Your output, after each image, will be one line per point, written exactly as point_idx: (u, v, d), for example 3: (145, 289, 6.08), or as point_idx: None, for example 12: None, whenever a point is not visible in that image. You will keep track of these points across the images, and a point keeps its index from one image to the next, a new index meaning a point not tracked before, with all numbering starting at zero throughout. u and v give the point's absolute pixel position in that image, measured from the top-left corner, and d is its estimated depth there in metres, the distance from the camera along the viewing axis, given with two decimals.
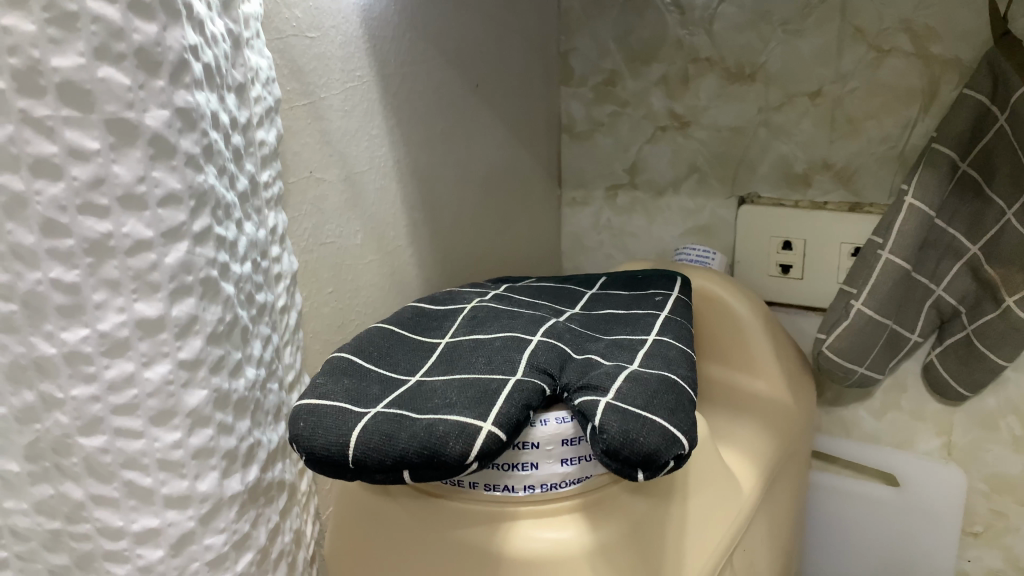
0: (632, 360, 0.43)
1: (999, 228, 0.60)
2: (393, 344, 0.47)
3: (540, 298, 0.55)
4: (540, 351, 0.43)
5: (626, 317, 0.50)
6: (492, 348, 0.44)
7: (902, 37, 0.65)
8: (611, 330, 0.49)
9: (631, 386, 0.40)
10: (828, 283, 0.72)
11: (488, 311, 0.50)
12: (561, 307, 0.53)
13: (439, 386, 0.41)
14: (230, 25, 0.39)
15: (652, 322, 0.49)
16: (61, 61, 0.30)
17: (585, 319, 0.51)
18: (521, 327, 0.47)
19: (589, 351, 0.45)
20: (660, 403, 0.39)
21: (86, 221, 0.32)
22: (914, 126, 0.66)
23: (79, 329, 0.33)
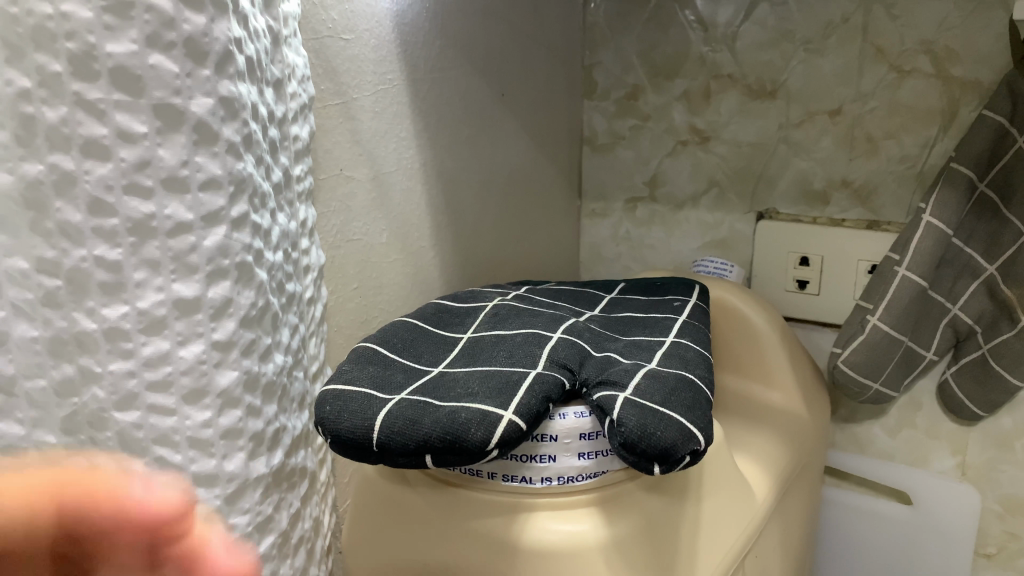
0: (653, 358, 0.44)
1: (1015, 248, 0.60)
2: (416, 337, 0.48)
3: (560, 300, 0.56)
4: (561, 347, 0.44)
5: (643, 320, 0.51)
6: (513, 342, 0.45)
7: (922, 58, 0.66)
8: (629, 330, 0.50)
9: (650, 384, 0.41)
10: (844, 299, 0.73)
11: (508, 309, 0.51)
12: (579, 309, 0.54)
13: (463, 376, 0.42)
14: (271, 21, 0.41)
15: (669, 324, 0.50)
16: (115, 47, 0.31)
17: (603, 319, 0.52)
18: (542, 324, 0.48)
19: (608, 348, 0.46)
20: (677, 401, 0.40)
21: (130, 202, 0.33)
22: (933, 146, 0.67)
23: (119, 306, 0.34)
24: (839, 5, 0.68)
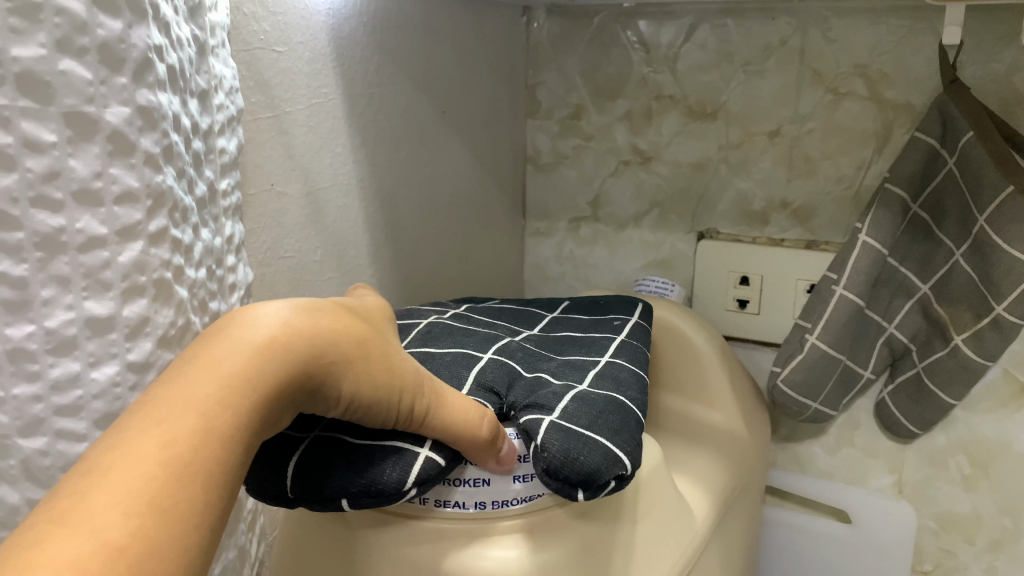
0: (587, 381, 0.44)
1: (947, 267, 0.61)
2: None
3: (497, 318, 0.55)
4: (492, 371, 0.43)
5: (580, 339, 0.51)
6: (444, 361, 0.44)
7: (856, 81, 0.67)
8: (565, 350, 0.49)
9: (581, 407, 0.40)
10: (783, 318, 0.73)
11: (442, 327, 0.50)
12: (515, 327, 0.54)
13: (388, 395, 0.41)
14: (196, 30, 0.39)
15: (606, 345, 0.49)
16: (21, 51, 0.29)
17: (538, 339, 0.51)
18: (476, 344, 0.47)
19: (542, 369, 0.45)
20: (606, 425, 0.39)
21: (38, 215, 0.31)
22: (868, 167, 0.68)
23: (25, 325, 0.31)
24: (776, 30, 0.70)
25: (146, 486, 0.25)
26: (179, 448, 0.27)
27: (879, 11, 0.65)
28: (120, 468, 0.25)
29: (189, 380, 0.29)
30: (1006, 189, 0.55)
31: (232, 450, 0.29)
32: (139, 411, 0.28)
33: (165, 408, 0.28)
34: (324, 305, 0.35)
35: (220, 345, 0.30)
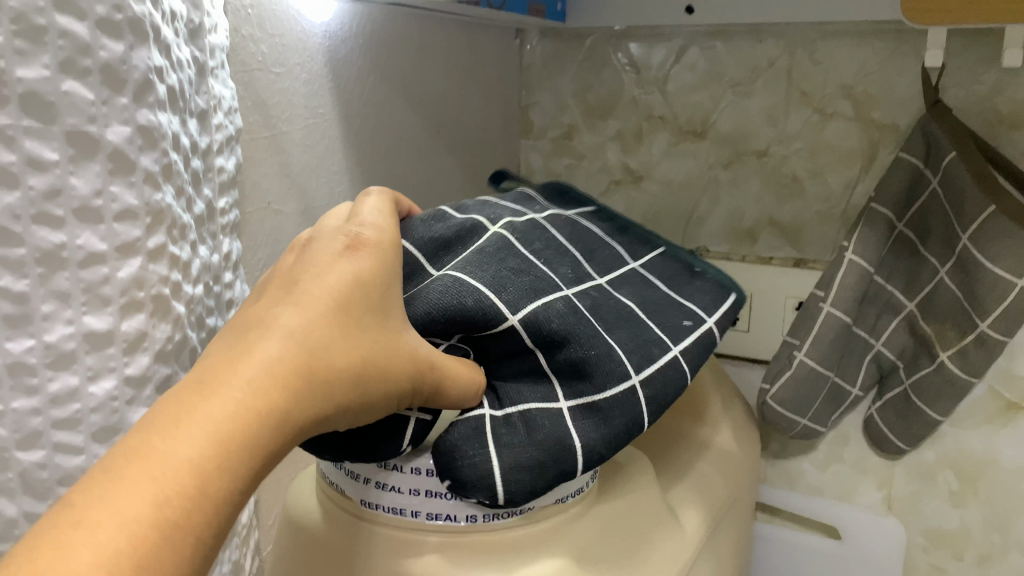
0: (639, 346, 0.40)
1: (933, 285, 0.63)
2: (414, 224, 0.41)
3: (559, 195, 0.51)
4: (556, 299, 0.39)
5: (642, 264, 0.47)
6: (506, 256, 0.40)
7: (843, 102, 0.68)
8: (625, 273, 0.45)
9: (581, 383, 0.38)
10: (772, 335, 0.74)
11: (506, 202, 0.46)
12: (576, 210, 0.49)
13: (433, 300, 0.36)
14: (196, 51, 0.40)
15: (668, 284, 0.46)
16: (26, 72, 0.30)
17: (600, 239, 0.47)
18: (540, 241, 0.43)
19: (602, 306, 0.41)
20: (585, 422, 0.38)
21: (39, 231, 0.32)
22: (855, 186, 0.69)
23: (25, 339, 0.32)
24: (765, 51, 0.71)
25: (142, 550, 0.21)
26: (180, 501, 0.23)
27: (864, 34, 0.66)
28: (106, 533, 0.21)
29: (189, 414, 0.25)
30: (988, 208, 0.57)
31: (234, 494, 0.25)
32: (127, 443, 0.24)
33: (162, 450, 0.24)
34: (336, 299, 0.30)
35: (223, 373, 0.26)
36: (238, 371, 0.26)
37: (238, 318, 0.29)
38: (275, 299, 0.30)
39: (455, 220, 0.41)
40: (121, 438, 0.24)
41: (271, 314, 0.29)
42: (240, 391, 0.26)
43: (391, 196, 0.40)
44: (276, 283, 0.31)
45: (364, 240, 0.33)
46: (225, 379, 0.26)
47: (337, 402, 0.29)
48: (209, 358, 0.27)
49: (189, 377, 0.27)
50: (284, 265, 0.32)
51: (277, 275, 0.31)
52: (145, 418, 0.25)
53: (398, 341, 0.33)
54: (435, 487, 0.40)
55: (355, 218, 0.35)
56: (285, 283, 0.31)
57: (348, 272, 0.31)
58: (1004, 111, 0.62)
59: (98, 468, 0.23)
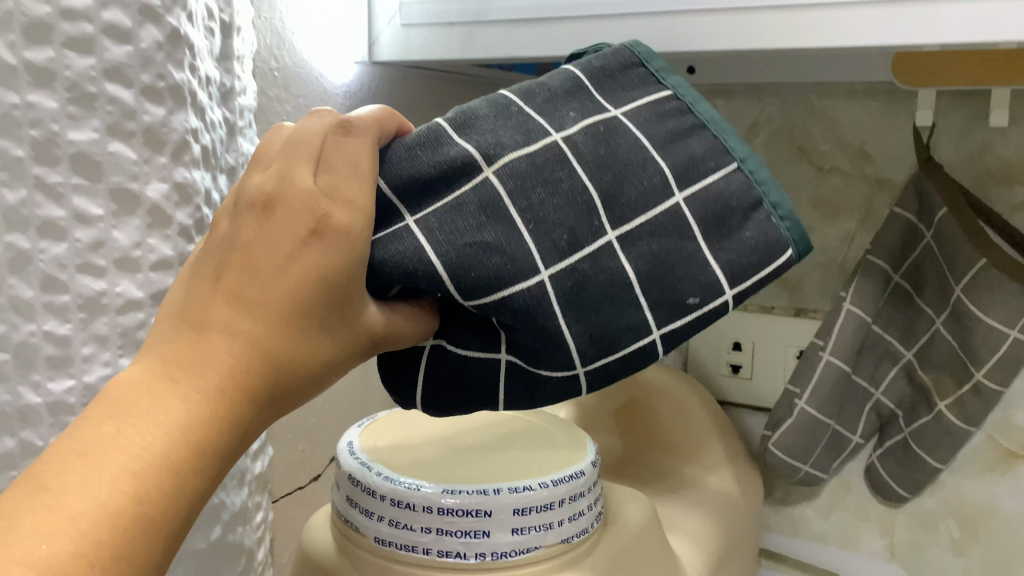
0: (606, 331, 0.35)
1: (929, 334, 0.64)
2: (404, 150, 0.34)
3: (628, 68, 0.39)
4: (519, 291, 0.33)
5: (690, 196, 0.37)
6: (484, 226, 0.33)
7: (839, 157, 0.71)
8: (656, 216, 0.36)
9: (528, 352, 0.35)
10: (773, 383, 0.76)
11: (530, 101, 0.36)
12: (643, 97, 0.38)
13: (387, 264, 0.32)
14: (227, 113, 0.43)
15: (705, 235, 0.36)
16: (76, 135, 0.33)
17: (643, 153, 0.36)
18: (542, 185, 0.34)
19: (589, 285, 0.35)
20: (522, 377, 0.36)
21: (82, 280, 0.35)
22: (852, 239, 0.72)
23: (65, 380, 0.35)
24: (763, 109, 0.75)
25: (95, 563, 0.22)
26: (134, 510, 0.23)
27: (857, 94, 0.70)
28: (63, 531, 0.22)
29: (132, 428, 0.25)
30: (980, 260, 0.59)
31: (196, 478, 0.26)
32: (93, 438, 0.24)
33: (111, 463, 0.24)
34: (291, 302, 0.28)
35: (165, 389, 0.26)
36: (183, 388, 0.26)
37: (190, 301, 0.28)
38: (226, 296, 0.28)
39: (447, 155, 0.33)
40: (65, 435, 0.25)
41: (221, 317, 0.27)
42: (180, 410, 0.26)
43: (388, 116, 0.34)
44: (233, 257, 0.29)
45: (335, 212, 0.29)
46: (165, 396, 0.26)
47: (283, 399, 0.29)
48: (156, 355, 0.27)
49: (136, 373, 0.26)
50: (245, 226, 0.29)
51: (235, 245, 0.29)
52: (88, 419, 0.25)
53: (355, 325, 0.31)
54: (446, 525, 0.41)
55: (329, 156, 0.30)
56: (242, 265, 0.28)
57: (309, 267, 0.28)
58: (995, 167, 0.65)
59: (46, 466, 0.24)
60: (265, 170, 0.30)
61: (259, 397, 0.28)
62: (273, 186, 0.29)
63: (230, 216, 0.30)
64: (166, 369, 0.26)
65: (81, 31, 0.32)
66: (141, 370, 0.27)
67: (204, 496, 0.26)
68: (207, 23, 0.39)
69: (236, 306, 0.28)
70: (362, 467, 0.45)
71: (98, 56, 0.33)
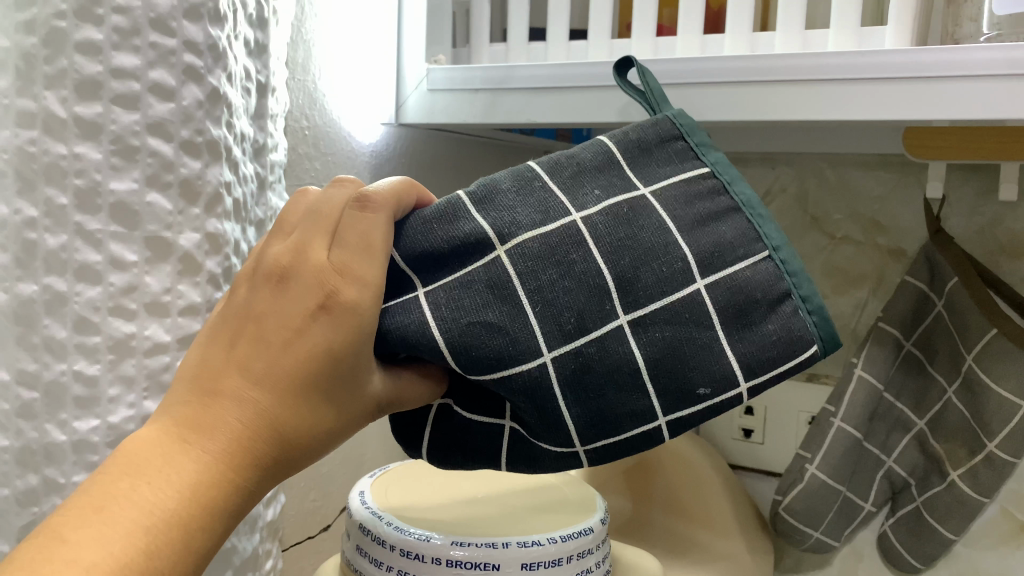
0: (607, 414, 0.34)
1: (941, 405, 0.65)
2: (421, 225, 0.34)
3: (666, 142, 0.37)
4: (521, 372, 0.33)
5: (712, 284, 0.34)
6: (489, 305, 0.33)
7: (852, 227, 0.73)
8: (673, 304, 0.34)
9: (529, 428, 0.36)
10: (786, 449, 0.76)
11: (555, 175, 0.35)
12: (677, 175, 0.36)
13: (392, 334, 0.33)
14: (259, 168, 0.44)
15: (724, 325, 0.34)
16: (118, 185, 0.35)
17: (666, 235, 0.34)
18: (554, 267, 0.33)
19: (593, 369, 0.34)
20: (524, 448, 0.37)
21: (113, 322, 0.36)
22: (864, 307, 0.73)
23: (90, 419, 0.36)
24: (777, 178, 0.77)
25: None
26: (144, 564, 0.25)
27: (871, 164, 0.72)
28: None
29: (145, 486, 0.26)
30: (992, 330, 0.60)
31: (204, 535, 0.27)
32: (109, 487, 0.26)
33: (124, 517, 0.25)
34: (298, 374, 0.29)
35: (176, 452, 0.27)
36: (194, 451, 0.27)
37: (204, 367, 0.30)
38: (238, 364, 0.29)
39: (461, 231, 0.34)
40: (82, 490, 0.26)
41: (232, 385, 0.29)
42: (189, 473, 0.27)
43: (409, 188, 0.35)
44: (245, 328, 0.30)
45: (345, 287, 0.30)
46: (176, 459, 0.27)
47: (288, 465, 0.30)
48: (170, 419, 0.28)
49: (153, 435, 0.28)
50: (260, 299, 0.30)
51: (249, 315, 0.30)
52: (103, 476, 0.26)
53: (363, 395, 0.32)
54: None
55: (343, 230, 0.31)
56: (254, 335, 0.30)
57: (316, 342, 0.29)
58: (1006, 241, 0.66)
59: (63, 519, 0.25)
60: (282, 241, 0.32)
61: (263, 462, 0.29)
62: (287, 259, 0.31)
63: (248, 285, 0.31)
64: (179, 432, 0.28)
65: (128, 88, 0.34)
66: (155, 431, 0.28)
67: (208, 556, 0.27)
68: (244, 84, 0.41)
69: (246, 377, 0.29)
70: (373, 516, 0.45)
71: (142, 112, 0.34)
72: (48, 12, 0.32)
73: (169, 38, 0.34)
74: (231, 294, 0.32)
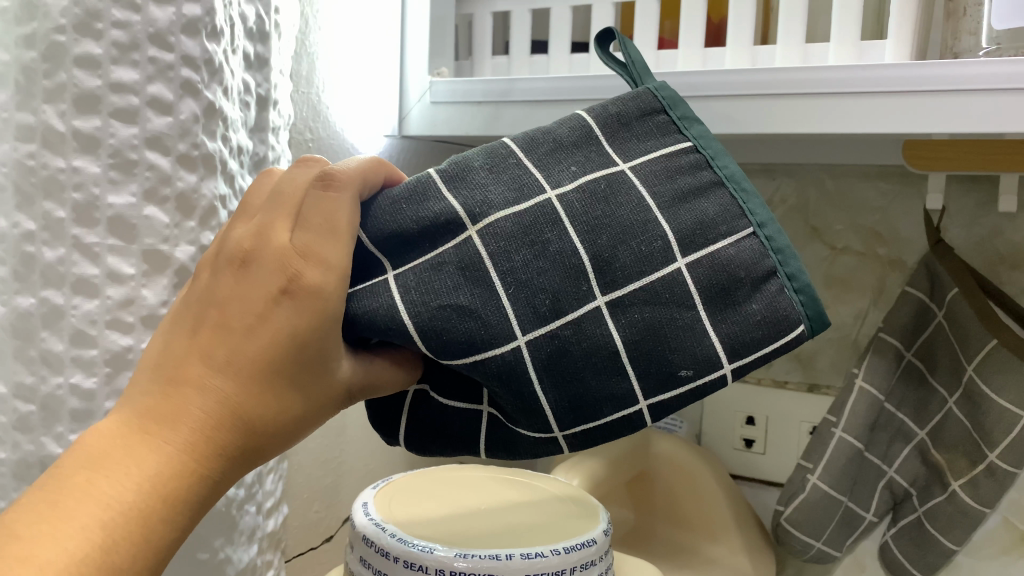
0: (586, 400, 0.34)
1: (942, 413, 0.65)
2: (390, 202, 0.35)
3: (648, 115, 0.36)
4: (496, 355, 0.33)
5: (693, 262, 0.34)
6: (461, 288, 0.33)
7: (852, 238, 0.74)
8: (652, 284, 0.33)
9: (507, 413, 0.36)
10: (787, 460, 0.76)
11: (531, 152, 0.35)
12: (657, 150, 0.36)
13: (361, 319, 0.33)
14: None
15: (706, 306, 0.34)
16: (115, 199, 0.35)
17: (645, 213, 0.34)
18: (527, 246, 0.33)
19: (570, 352, 0.34)
20: (502, 433, 0.37)
21: (111, 335, 0.36)
22: (865, 316, 0.74)
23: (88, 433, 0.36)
24: (777, 188, 0.77)
25: None
26: (101, 561, 0.25)
27: (871, 175, 0.72)
28: None
29: (103, 480, 0.26)
30: (990, 341, 0.60)
31: (166, 528, 0.27)
32: (66, 480, 0.26)
33: (84, 510, 0.25)
34: (261, 360, 0.29)
35: (138, 441, 0.27)
36: (156, 439, 0.27)
37: (166, 355, 0.30)
38: (199, 352, 0.29)
39: (431, 210, 0.34)
40: (40, 484, 0.26)
41: (194, 373, 0.29)
42: (151, 465, 0.27)
43: (377, 166, 0.35)
44: (208, 314, 0.30)
45: (308, 272, 0.30)
46: (136, 450, 0.27)
47: (253, 454, 0.30)
48: (131, 408, 0.28)
49: (112, 426, 0.28)
50: (222, 283, 0.31)
51: (212, 301, 0.30)
52: (63, 469, 0.27)
53: (328, 380, 0.32)
54: None
55: (306, 212, 0.32)
56: (217, 321, 0.30)
57: (279, 326, 0.30)
58: (1005, 252, 0.67)
59: (19, 515, 0.25)
60: (244, 225, 0.32)
61: (228, 451, 0.29)
62: (250, 243, 0.31)
63: (210, 270, 0.31)
64: (140, 422, 0.28)
65: (126, 102, 0.34)
66: (116, 422, 0.28)
67: (173, 548, 0.27)
68: (243, 97, 0.41)
69: (208, 366, 0.29)
70: (377, 528, 0.45)
71: (140, 126, 0.34)
72: (47, 27, 0.32)
73: (167, 53, 0.35)
74: (195, 280, 0.32)
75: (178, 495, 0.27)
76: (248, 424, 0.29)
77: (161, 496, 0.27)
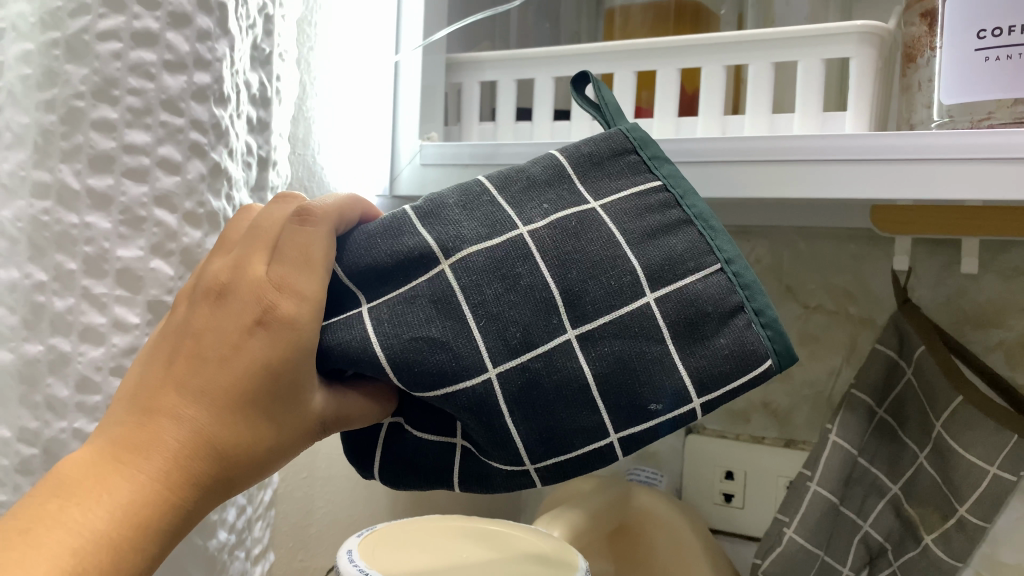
0: (555, 433, 0.36)
1: (914, 468, 0.67)
2: (366, 238, 0.37)
3: (619, 155, 0.39)
4: (469, 387, 0.35)
5: (662, 296, 0.36)
6: (433, 320, 0.35)
7: (824, 297, 0.77)
8: (622, 316, 0.36)
9: (479, 445, 0.38)
10: (765, 514, 0.78)
11: (504, 190, 0.38)
12: (629, 188, 0.38)
13: (335, 349, 0.35)
14: None
15: (674, 339, 0.36)
16: (124, 252, 0.37)
17: (615, 247, 0.36)
18: (499, 281, 0.36)
19: (542, 384, 0.36)
20: (475, 466, 0.39)
21: (115, 381, 0.37)
22: (838, 373, 0.77)
23: None
24: (753, 250, 0.80)
25: None
26: None
27: (842, 237, 0.76)
28: None
29: (74, 507, 0.28)
30: (957, 397, 0.63)
31: (136, 550, 0.29)
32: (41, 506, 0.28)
33: (58, 534, 0.27)
34: (231, 390, 0.32)
35: (111, 468, 0.30)
36: (129, 467, 0.30)
37: (140, 384, 0.32)
38: (175, 382, 0.32)
39: (405, 245, 0.36)
40: (16, 511, 0.28)
41: (168, 403, 0.31)
42: (122, 492, 0.29)
43: (351, 203, 0.38)
44: (183, 345, 0.33)
45: (282, 304, 0.33)
46: (109, 477, 0.29)
47: (224, 482, 0.32)
48: (106, 436, 0.30)
49: (88, 455, 0.30)
50: (198, 315, 0.33)
51: (187, 333, 0.33)
52: (37, 495, 0.29)
53: (298, 412, 0.34)
54: None
55: (283, 245, 0.34)
56: (192, 353, 0.32)
57: (252, 356, 0.32)
58: (971, 311, 0.72)
59: None
60: (221, 259, 0.34)
61: (199, 477, 0.31)
62: (226, 276, 0.34)
63: (187, 303, 0.34)
64: (114, 450, 0.30)
65: (137, 162, 0.36)
66: (91, 450, 0.30)
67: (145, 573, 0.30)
68: (245, 158, 0.43)
69: (182, 396, 0.31)
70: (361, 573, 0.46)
71: (150, 185, 0.37)
72: (67, 93, 0.35)
73: (178, 118, 0.37)
74: (173, 312, 0.35)
75: (149, 520, 0.29)
76: (217, 452, 0.32)
77: (131, 522, 0.29)
